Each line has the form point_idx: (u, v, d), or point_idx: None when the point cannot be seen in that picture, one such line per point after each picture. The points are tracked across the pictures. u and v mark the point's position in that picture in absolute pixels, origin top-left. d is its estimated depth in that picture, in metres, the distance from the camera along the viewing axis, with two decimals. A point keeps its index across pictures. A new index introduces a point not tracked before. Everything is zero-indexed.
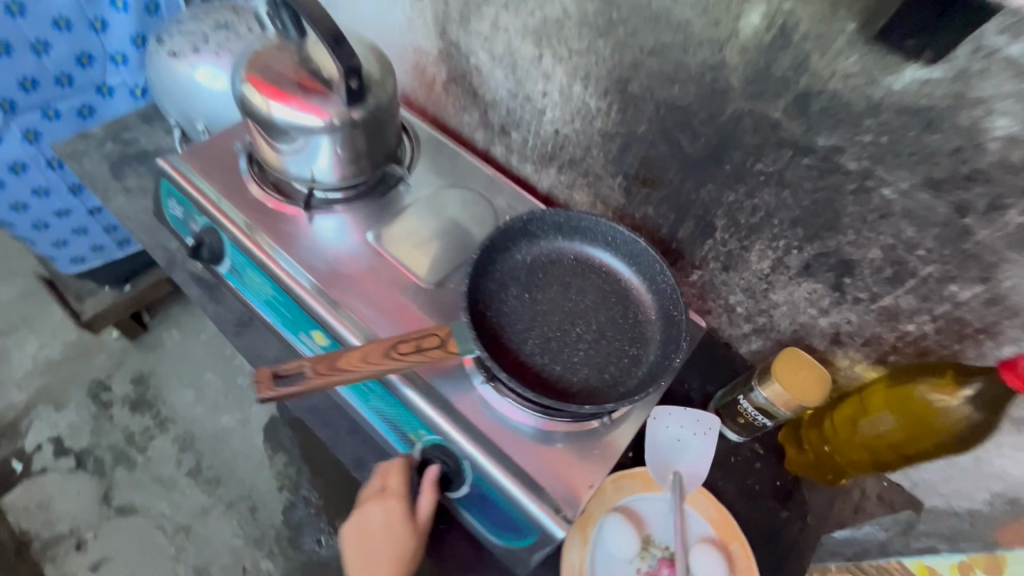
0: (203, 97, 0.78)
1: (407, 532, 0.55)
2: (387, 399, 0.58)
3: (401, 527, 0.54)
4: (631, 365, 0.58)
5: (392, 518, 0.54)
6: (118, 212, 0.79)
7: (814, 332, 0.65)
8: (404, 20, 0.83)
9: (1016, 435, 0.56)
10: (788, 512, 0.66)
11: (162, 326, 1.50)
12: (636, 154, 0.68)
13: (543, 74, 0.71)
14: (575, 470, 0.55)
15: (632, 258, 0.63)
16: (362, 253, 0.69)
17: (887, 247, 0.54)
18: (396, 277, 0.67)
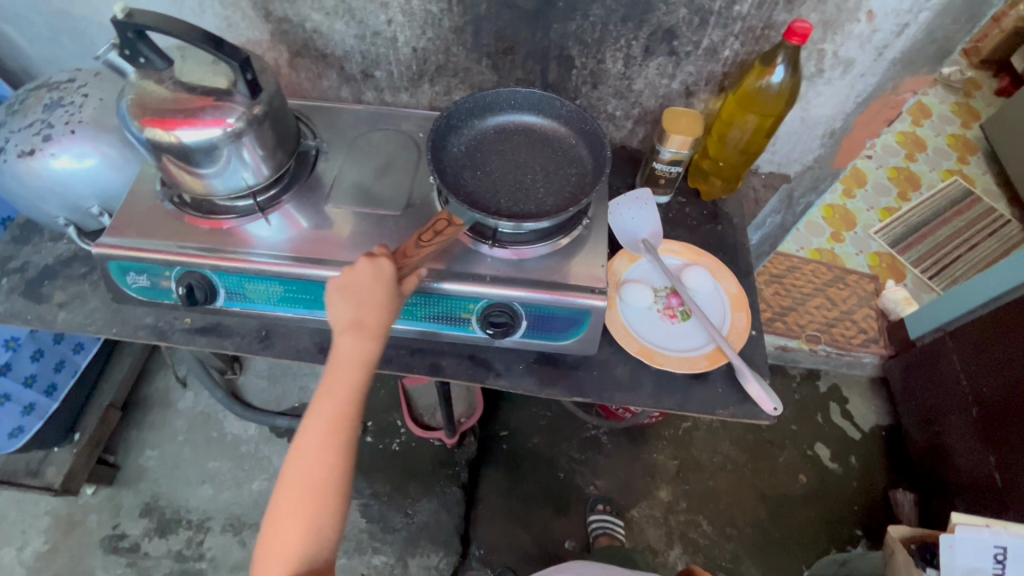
0: (84, 179, 0.76)
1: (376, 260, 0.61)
2: (431, 301, 0.70)
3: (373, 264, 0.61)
4: (578, 175, 0.75)
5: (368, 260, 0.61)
6: (69, 326, 0.77)
7: (673, 96, 0.86)
8: (219, 21, 0.85)
9: (814, 86, 0.82)
10: (721, 224, 0.90)
11: (133, 454, 1.42)
12: (488, 32, 0.81)
13: (380, 5, 0.79)
14: (588, 262, 0.72)
15: (532, 106, 0.78)
16: (330, 220, 0.77)
17: (688, 4, 0.74)
18: (371, 221, 0.76)
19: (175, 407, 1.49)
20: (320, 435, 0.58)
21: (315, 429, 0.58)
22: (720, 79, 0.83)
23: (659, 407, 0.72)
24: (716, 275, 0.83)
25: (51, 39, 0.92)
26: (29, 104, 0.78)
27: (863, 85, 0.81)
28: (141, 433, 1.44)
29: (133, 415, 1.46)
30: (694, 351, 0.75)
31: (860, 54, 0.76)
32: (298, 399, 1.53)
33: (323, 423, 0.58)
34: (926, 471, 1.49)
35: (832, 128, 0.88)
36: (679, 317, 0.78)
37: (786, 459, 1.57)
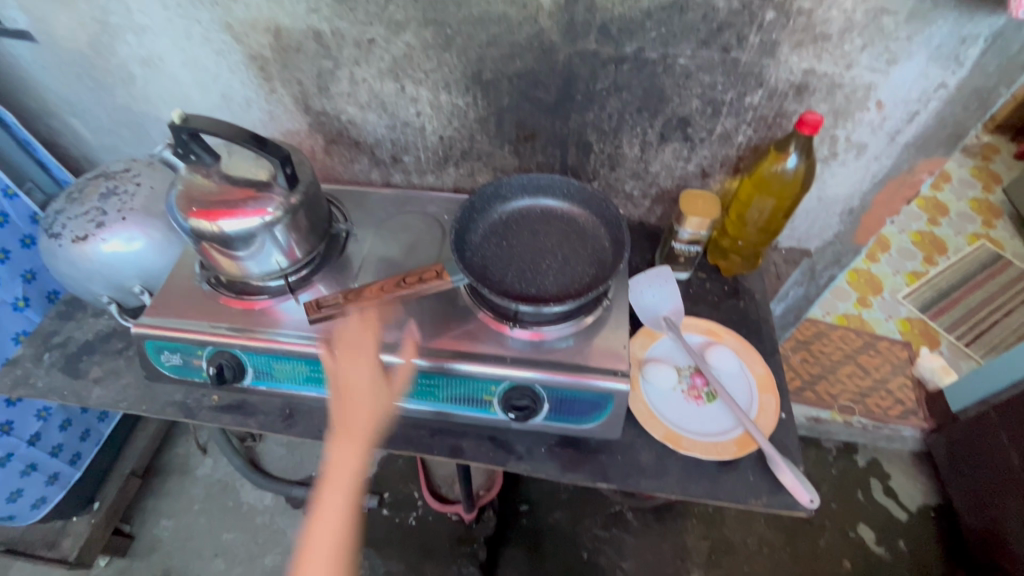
0: (129, 261, 0.81)
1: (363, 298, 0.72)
2: (453, 383, 0.71)
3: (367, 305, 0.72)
4: (600, 259, 0.76)
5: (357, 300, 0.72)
6: (102, 402, 0.80)
7: (690, 177, 0.89)
8: (262, 114, 0.92)
9: (829, 168, 0.83)
10: (744, 300, 0.89)
11: (149, 524, 1.40)
12: (511, 122, 0.86)
13: (410, 100, 0.85)
14: (609, 343, 0.72)
15: (552, 190, 0.81)
16: None
17: (701, 96, 0.77)
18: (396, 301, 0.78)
19: (194, 474, 1.48)
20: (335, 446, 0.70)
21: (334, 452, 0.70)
22: (735, 161, 0.85)
23: (686, 495, 0.70)
24: (742, 355, 0.81)
25: (112, 130, 1.01)
26: (86, 192, 0.84)
27: (878, 166, 0.82)
28: (158, 501, 1.44)
29: (153, 483, 1.46)
30: (721, 435, 0.73)
31: (872, 139, 0.78)
32: (315, 468, 1.51)
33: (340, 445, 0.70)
34: (984, 560, 1.37)
35: (850, 206, 0.89)
36: (704, 398, 0.77)
37: (827, 543, 1.47)
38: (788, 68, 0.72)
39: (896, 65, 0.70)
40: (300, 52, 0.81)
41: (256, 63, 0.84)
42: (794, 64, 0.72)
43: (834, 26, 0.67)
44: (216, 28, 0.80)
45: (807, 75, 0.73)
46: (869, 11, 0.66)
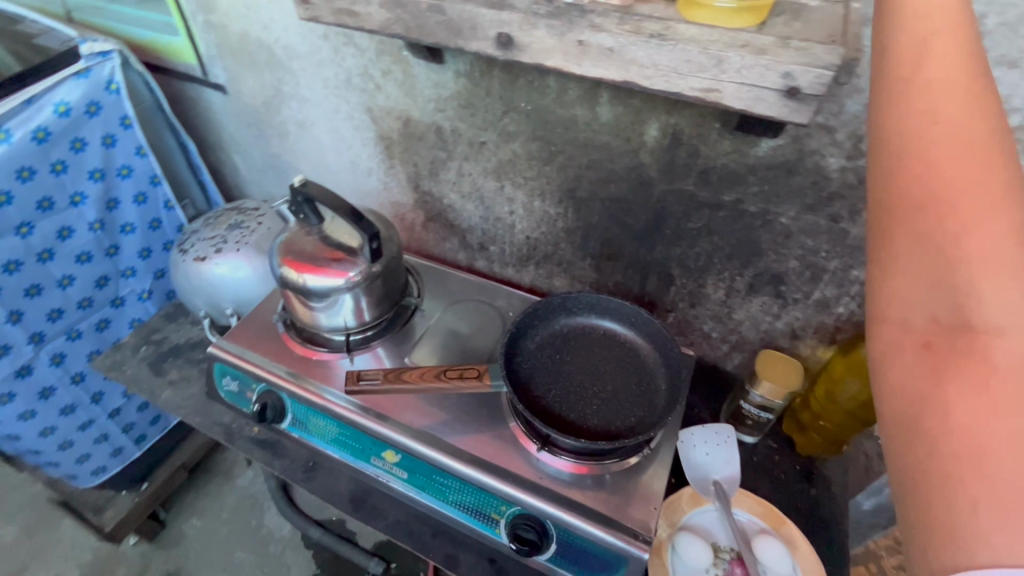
0: (230, 286, 0.91)
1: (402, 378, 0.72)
2: (466, 489, 0.68)
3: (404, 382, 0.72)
4: (652, 402, 0.71)
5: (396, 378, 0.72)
6: (167, 403, 0.88)
7: (776, 334, 0.82)
8: (379, 183, 1.02)
9: None
10: (816, 488, 0.77)
11: (181, 517, 1.48)
12: (596, 238, 0.86)
13: (506, 199, 0.90)
14: (638, 499, 0.65)
15: (619, 315, 0.79)
16: None
17: (800, 257, 0.72)
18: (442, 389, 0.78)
19: (233, 482, 1.56)
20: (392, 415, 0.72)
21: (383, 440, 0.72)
22: (831, 332, 0.77)
23: None
24: (801, 557, 0.69)
25: (261, 170, 1.18)
26: (220, 221, 0.98)
27: None
28: (195, 498, 1.52)
29: (197, 478, 1.56)
30: None
31: None
32: (337, 512, 1.52)
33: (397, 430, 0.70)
34: None
35: None
36: None
37: None
38: None
39: None
40: (421, 140, 0.90)
41: (384, 142, 0.95)
42: None
43: None
44: (359, 109, 0.92)
45: None
46: None
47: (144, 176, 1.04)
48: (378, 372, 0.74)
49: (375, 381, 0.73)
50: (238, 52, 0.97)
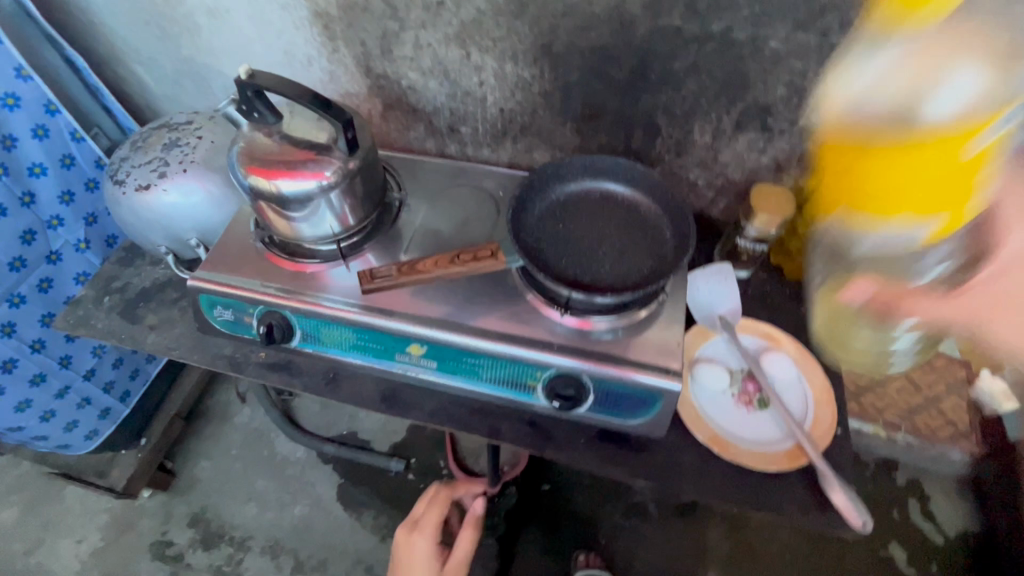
0: (188, 213, 0.82)
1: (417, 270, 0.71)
2: (498, 364, 0.69)
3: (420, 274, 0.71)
4: (661, 250, 0.73)
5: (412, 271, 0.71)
6: (156, 348, 0.82)
7: (762, 170, 0.83)
8: (324, 73, 0.91)
9: None
10: (806, 306, 0.84)
11: (190, 463, 1.47)
12: (577, 98, 0.82)
13: (474, 68, 0.82)
14: (661, 340, 0.69)
15: (614, 173, 0.78)
16: None
17: (788, 83, 0.71)
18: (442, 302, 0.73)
19: (232, 421, 1.54)
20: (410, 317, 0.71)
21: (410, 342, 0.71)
22: (815, 157, 0.79)
23: (728, 503, 0.67)
24: (801, 365, 0.77)
25: (175, 80, 1.02)
26: (151, 142, 0.85)
27: None
28: (199, 443, 1.50)
29: (194, 424, 1.53)
30: (771, 445, 0.70)
31: None
32: (346, 427, 1.55)
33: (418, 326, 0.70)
34: None
35: None
36: (756, 405, 0.73)
37: (854, 557, 1.45)
38: None
39: None
40: (367, 11, 0.79)
41: (321, 20, 0.83)
42: None
43: None
44: None
45: None
46: None
47: (36, 103, 0.87)
48: (389, 267, 0.72)
49: (388, 278, 0.71)
50: None
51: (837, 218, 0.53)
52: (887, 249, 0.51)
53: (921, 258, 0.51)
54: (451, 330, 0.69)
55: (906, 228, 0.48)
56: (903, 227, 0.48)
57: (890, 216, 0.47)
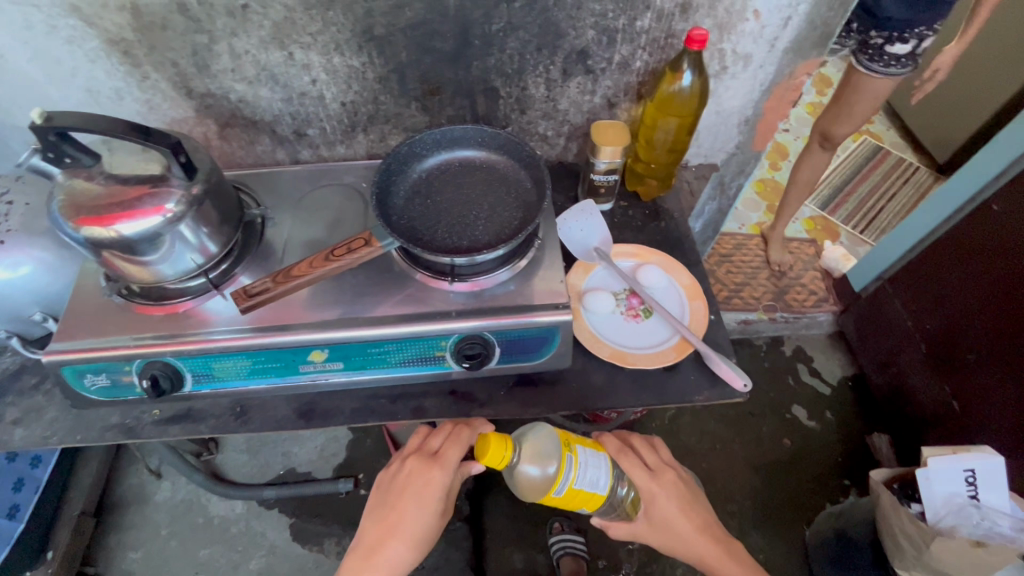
0: (22, 288, 0.74)
1: (294, 277, 0.70)
2: (402, 346, 0.71)
3: (298, 279, 0.70)
4: (525, 200, 0.77)
5: (288, 279, 0.70)
6: (28, 442, 0.74)
7: (597, 109, 0.92)
8: (141, 105, 0.85)
9: (722, 81, 0.88)
10: (664, 220, 0.95)
11: (115, 560, 1.34)
12: (413, 77, 0.84)
13: (302, 67, 0.81)
14: (547, 281, 0.75)
15: (465, 140, 0.81)
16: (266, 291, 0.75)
17: (595, 25, 0.79)
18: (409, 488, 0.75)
19: (152, 501, 1.42)
20: (375, 501, 0.76)
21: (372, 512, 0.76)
22: (637, 88, 0.88)
23: (639, 404, 0.75)
24: (669, 271, 0.87)
25: None
26: None
27: (764, 74, 0.88)
28: (120, 536, 1.37)
29: (109, 519, 1.39)
30: (662, 345, 0.79)
31: (755, 48, 0.83)
32: (282, 465, 1.49)
33: (378, 503, 0.76)
34: (895, 412, 1.59)
35: (745, 116, 0.95)
36: (642, 316, 0.82)
37: (768, 427, 1.67)
38: None
39: None
40: (167, 29, 0.75)
41: (119, 47, 0.77)
42: None
43: None
44: (62, 11, 0.72)
45: None
46: None
47: None
48: (263, 280, 0.70)
49: (265, 290, 0.69)
50: None
51: (526, 443, 0.75)
52: (537, 478, 0.73)
53: (596, 480, 0.73)
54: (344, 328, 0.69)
55: (558, 481, 0.71)
56: (564, 472, 0.71)
57: (569, 498, 0.72)
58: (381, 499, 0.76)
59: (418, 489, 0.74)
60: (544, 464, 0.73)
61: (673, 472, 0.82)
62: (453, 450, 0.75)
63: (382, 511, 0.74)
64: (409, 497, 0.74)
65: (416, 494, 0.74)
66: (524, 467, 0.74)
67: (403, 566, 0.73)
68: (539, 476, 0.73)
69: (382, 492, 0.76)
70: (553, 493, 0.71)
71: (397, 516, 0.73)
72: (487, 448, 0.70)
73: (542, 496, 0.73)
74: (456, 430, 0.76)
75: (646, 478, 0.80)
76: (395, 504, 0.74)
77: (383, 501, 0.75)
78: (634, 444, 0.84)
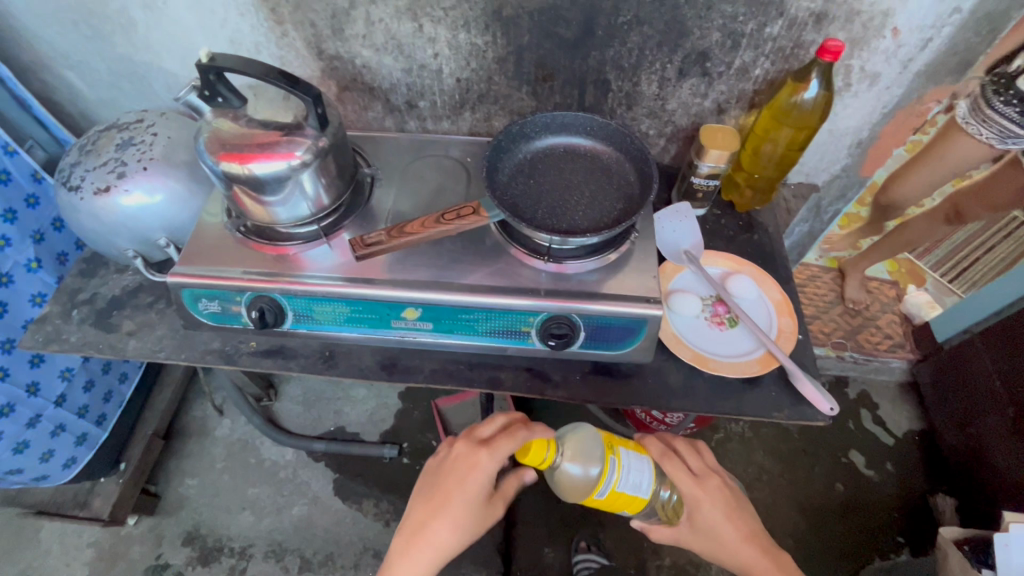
0: (155, 213, 0.81)
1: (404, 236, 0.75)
2: (492, 316, 0.73)
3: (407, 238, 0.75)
4: (629, 193, 0.78)
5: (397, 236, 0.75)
6: (139, 353, 0.81)
7: (705, 114, 0.91)
8: (274, 60, 0.91)
9: (842, 99, 0.86)
10: (758, 233, 0.93)
11: (174, 483, 1.43)
12: (530, 61, 0.86)
13: (428, 40, 0.85)
14: (641, 275, 0.75)
15: (573, 127, 0.82)
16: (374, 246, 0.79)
17: (722, 27, 0.78)
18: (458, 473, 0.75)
19: (212, 434, 1.51)
20: (423, 484, 0.78)
21: (420, 494, 0.77)
22: (751, 97, 0.87)
23: (715, 411, 0.74)
24: (760, 283, 0.85)
25: (113, 83, 0.99)
26: (101, 144, 0.83)
27: (888, 96, 0.85)
28: (180, 462, 1.46)
29: (173, 444, 1.49)
30: (745, 356, 0.77)
31: (885, 68, 0.80)
32: (333, 422, 1.55)
33: (427, 485, 0.77)
34: (966, 475, 1.49)
35: (859, 139, 0.92)
36: (727, 324, 0.81)
37: (820, 468, 1.60)
38: None
39: None
40: None
41: (268, 4, 0.83)
42: None
43: None
44: None
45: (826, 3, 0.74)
46: None
47: None
48: (379, 233, 0.76)
49: (378, 242, 0.75)
50: None
51: (569, 445, 0.76)
52: (581, 479, 0.75)
53: (638, 483, 0.74)
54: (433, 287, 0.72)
55: (602, 482, 0.74)
56: (606, 477, 0.73)
57: (611, 500, 0.74)
58: (428, 482, 0.77)
59: (466, 475, 0.74)
60: (588, 464, 0.75)
61: (719, 478, 0.80)
62: (505, 444, 0.74)
63: (428, 493, 0.75)
64: (457, 482, 0.74)
65: (463, 477, 0.74)
66: (565, 467, 0.76)
67: (445, 549, 0.73)
68: (582, 477, 0.75)
69: (428, 475, 0.78)
70: (595, 495, 0.74)
71: (443, 498, 0.73)
72: (528, 450, 0.75)
73: (586, 497, 0.75)
74: (513, 427, 0.76)
75: (690, 482, 0.78)
76: (442, 486, 0.74)
77: (430, 483, 0.77)
78: (678, 447, 0.82)
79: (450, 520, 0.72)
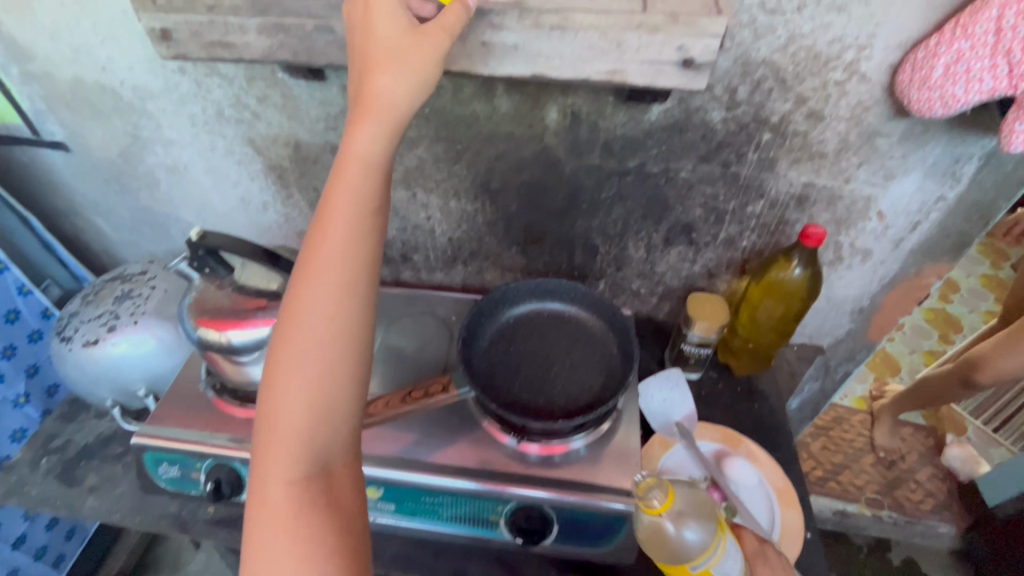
0: (137, 365, 0.81)
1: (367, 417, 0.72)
2: (457, 501, 0.67)
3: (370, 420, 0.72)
4: (610, 367, 0.75)
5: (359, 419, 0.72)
6: (93, 514, 0.77)
7: (695, 277, 0.90)
8: (279, 215, 0.96)
9: (836, 271, 0.84)
10: (758, 402, 0.87)
11: None
12: (519, 226, 0.88)
13: (421, 205, 0.88)
14: (621, 460, 0.69)
15: (557, 293, 0.82)
16: None
17: (703, 205, 0.79)
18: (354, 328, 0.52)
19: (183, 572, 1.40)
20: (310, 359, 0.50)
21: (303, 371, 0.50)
22: (741, 265, 0.86)
23: None
24: (758, 465, 0.78)
25: (134, 228, 1.06)
26: (102, 295, 0.86)
27: (885, 270, 0.82)
28: None
29: None
30: None
31: (876, 245, 0.79)
32: None
33: (310, 351, 0.51)
34: None
35: (860, 306, 0.89)
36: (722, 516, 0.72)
37: None
38: (788, 181, 0.74)
39: (894, 180, 0.71)
40: (317, 163, 0.86)
41: (275, 172, 0.89)
42: (794, 178, 0.73)
43: (830, 145, 0.69)
44: (239, 142, 0.86)
45: (806, 188, 0.74)
46: (863, 134, 0.67)
47: None
48: None
49: None
50: (72, 100, 0.86)
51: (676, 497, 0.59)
52: (672, 546, 0.58)
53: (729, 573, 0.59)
54: (429, 35, 0.47)
55: (698, 558, 0.57)
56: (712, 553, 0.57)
57: None
58: (329, 359, 0.51)
59: (345, 192, 0.50)
60: (689, 529, 0.58)
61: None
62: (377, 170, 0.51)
63: (319, 372, 0.50)
64: (347, 226, 0.51)
65: (367, 247, 0.52)
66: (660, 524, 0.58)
67: (348, 324, 0.51)
68: (676, 545, 0.58)
69: (310, 334, 0.51)
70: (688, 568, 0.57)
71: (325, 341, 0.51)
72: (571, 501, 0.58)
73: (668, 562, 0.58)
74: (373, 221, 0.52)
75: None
76: (316, 245, 0.51)
77: (317, 347, 0.50)
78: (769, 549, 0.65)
79: (317, 304, 0.51)
